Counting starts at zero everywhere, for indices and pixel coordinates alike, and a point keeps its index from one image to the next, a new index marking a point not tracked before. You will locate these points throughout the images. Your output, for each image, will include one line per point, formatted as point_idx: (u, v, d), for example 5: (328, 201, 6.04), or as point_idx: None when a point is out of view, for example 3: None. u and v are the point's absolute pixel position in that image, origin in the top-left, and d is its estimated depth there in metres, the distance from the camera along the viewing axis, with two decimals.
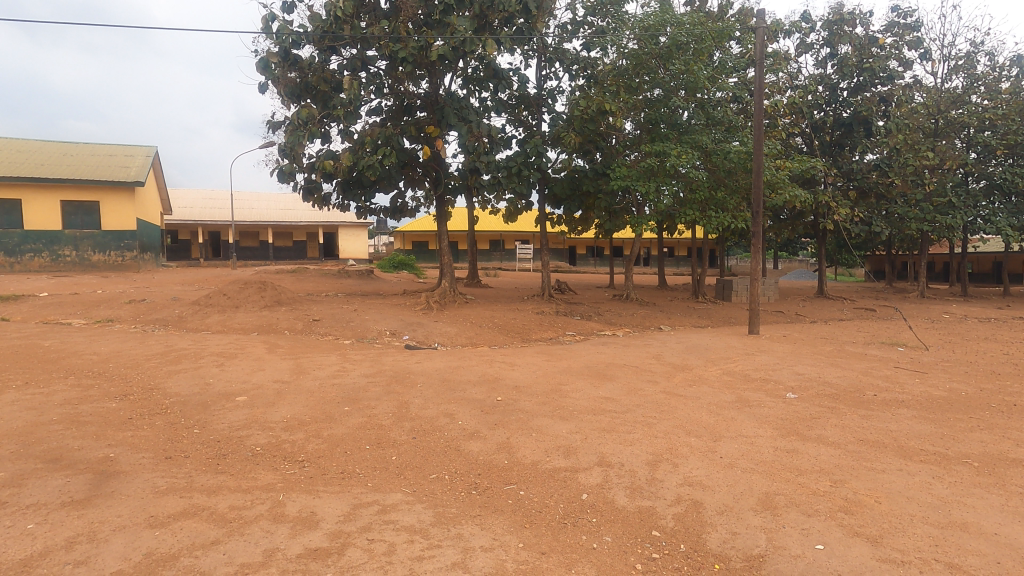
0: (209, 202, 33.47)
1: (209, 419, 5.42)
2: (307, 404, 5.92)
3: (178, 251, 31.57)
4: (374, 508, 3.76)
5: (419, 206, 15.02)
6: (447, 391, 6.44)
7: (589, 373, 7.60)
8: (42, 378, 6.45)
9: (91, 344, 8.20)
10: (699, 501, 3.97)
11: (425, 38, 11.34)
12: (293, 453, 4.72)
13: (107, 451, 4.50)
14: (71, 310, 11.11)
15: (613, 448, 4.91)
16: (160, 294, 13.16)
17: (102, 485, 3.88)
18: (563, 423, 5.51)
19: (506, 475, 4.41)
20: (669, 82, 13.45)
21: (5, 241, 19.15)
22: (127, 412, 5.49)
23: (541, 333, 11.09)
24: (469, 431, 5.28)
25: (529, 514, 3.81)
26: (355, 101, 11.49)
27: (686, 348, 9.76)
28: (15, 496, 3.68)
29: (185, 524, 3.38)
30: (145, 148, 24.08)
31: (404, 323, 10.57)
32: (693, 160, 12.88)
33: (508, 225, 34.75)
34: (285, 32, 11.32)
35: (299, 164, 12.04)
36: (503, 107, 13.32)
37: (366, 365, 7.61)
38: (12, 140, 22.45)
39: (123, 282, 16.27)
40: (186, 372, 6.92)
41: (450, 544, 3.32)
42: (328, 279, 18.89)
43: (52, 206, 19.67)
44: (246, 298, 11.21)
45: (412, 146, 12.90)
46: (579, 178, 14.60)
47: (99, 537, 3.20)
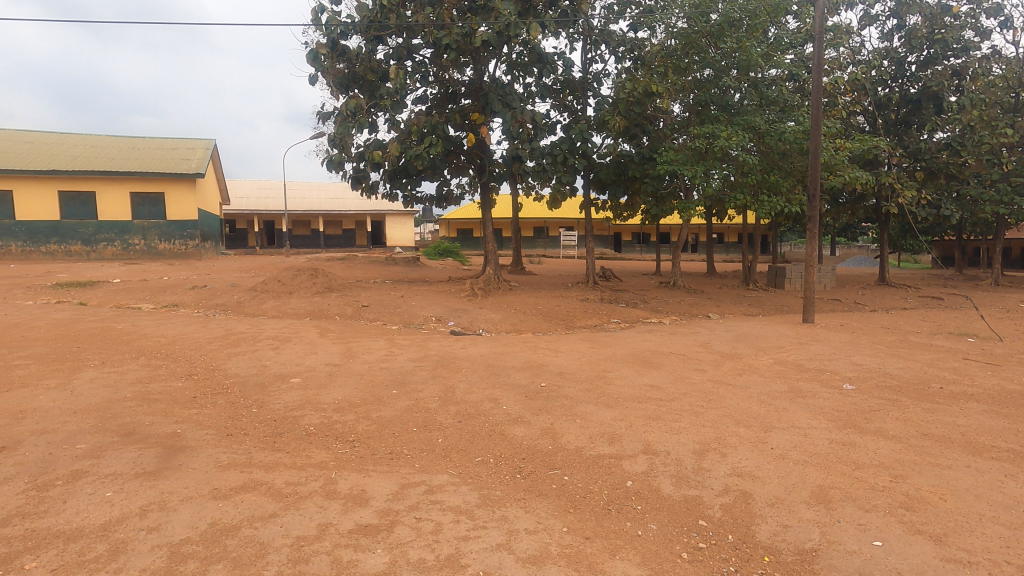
0: (265, 193, 34.80)
1: (266, 399, 5.69)
2: (358, 386, 6.12)
3: (236, 241, 33.01)
4: (420, 488, 3.86)
5: (463, 193, 15.07)
6: (491, 376, 6.52)
7: (634, 361, 7.51)
8: (116, 358, 6.91)
9: (159, 328, 8.71)
10: (748, 492, 3.88)
11: (469, 24, 11.31)
12: (344, 433, 4.89)
13: (174, 427, 4.79)
14: (140, 296, 11.81)
15: (659, 436, 4.85)
16: (220, 281, 13.79)
17: (171, 458, 4.15)
18: (607, 410, 5.47)
19: (550, 460, 4.42)
20: (719, 62, 13.04)
21: (82, 232, 20.51)
22: (191, 391, 5.82)
23: (585, 321, 11.03)
24: (513, 416, 5.33)
25: (574, 499, 3.83)
26: (401, 90, 11.58)
27: (735, 337, 9.50)
28: (95, 466, 3.97)
29: (245, 497, 3.57)
30: (204, 142, 25.27)
31: (449, 310, 10.73)
32: (744, 142, 12.40)
33: (553, 213, 34.69)
34: (334, 23, 11.54)
35: (347, 154, 12.27)
36: (547, 92, 13.19)
37: (413, 350, 7.76)
38: (85, 138, 23.90)
39: (187, 270, 17.14)
40: (245, 354, 7.26)
41: (495, 526, 3.37)
42: (376, 266, 19.35)
43: (122, 198, 20.87)
44: (299, 285, 11.63)
45: (457, 134, 12.95)
46: (624, 163, 14.26)
47: (169, 507, 3.42)
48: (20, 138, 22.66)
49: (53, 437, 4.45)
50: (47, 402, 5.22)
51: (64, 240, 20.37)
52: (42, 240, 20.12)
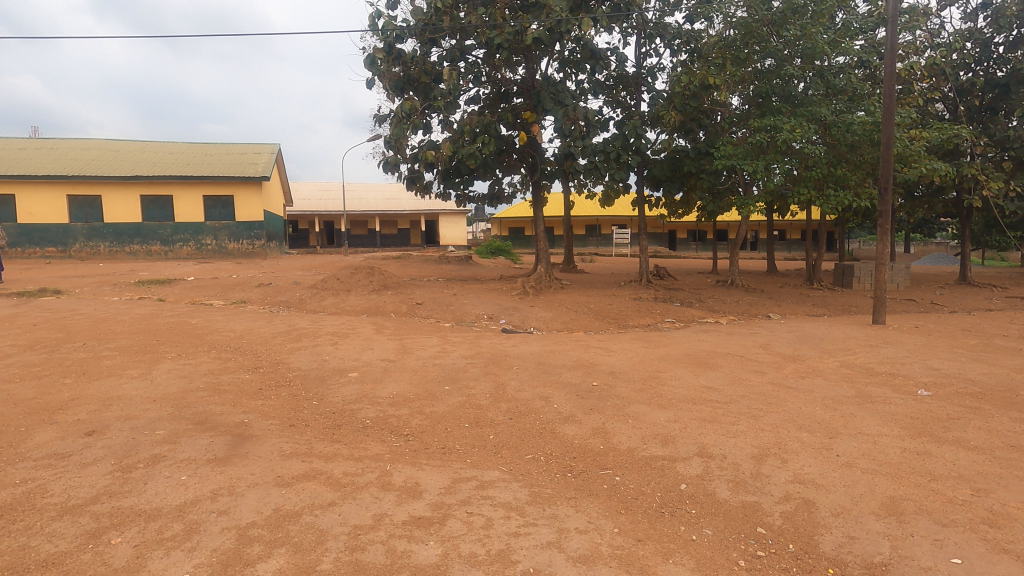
0: (325, 195, 36.18)
1: (326, 392, 5.92)
2: (411, 381, 6.27)
3: (298, 240, 34.51)
4: (472, 483, 3.91)
5: (515, 192, 15.13)
6: (542, 374, 6.52)
7: (689, 361, 7.32)
8: (190, 351, 7.37)
9: (228, 323, 9.23)
10: (811, 500, 3.71)
11: (521, 23, 11.34)
12: (399, 427, 5.01)
13: (242, 417, 5.07)
14: (212, 292, 12.54)
15: (715, 439, 4.70)
16: (283, 279, 14.46)
17: (239, 445, 4.40)
18: (660, 411, 5.37)
19: (602, 460, 4.38)
20: (782, 51, 12.54)
21: (161, 233, 21.95)
22: (257, 383, 6.14)
23: (638, 320, 10.84)
24: (564, 415, 5.31)
25: (625, 500, 3.78)
26: (454, 90, 11.74)
27: (798, 338, 9.08)
28: (171, 451, 4.26)
29: (306, 485, 3.74)
30: (269, 147, 26.51)
31: (501, 308, 10.81)
32: (808, 134, 11.83)
33: (605, 211, 34.30)
34: (390, 27, 11.85)
35: (402, 155, 12.57)
36: (600, 88, 13.03)
37: (465, 347, 7.88)
38: (163, 145, 25.58)
39: (254, 269, 18.05)
40: (306, 349, 7.59)
41: (545, 524, 3.38)
42: (429, 265, 19.73)
43: (196, 202, 22.22)
44: (357, 283, 12.02)
45: (509, 133, 13.01)
46: (680, 159, 13.89)
47: (237, 492, 3.62)
48: (108, 146, 24.51)
49: (136, 423, 4.80)
50: (130, 391, 5.64)
51: (145, 241, 21.86)
52: (126, 241, 21.70)
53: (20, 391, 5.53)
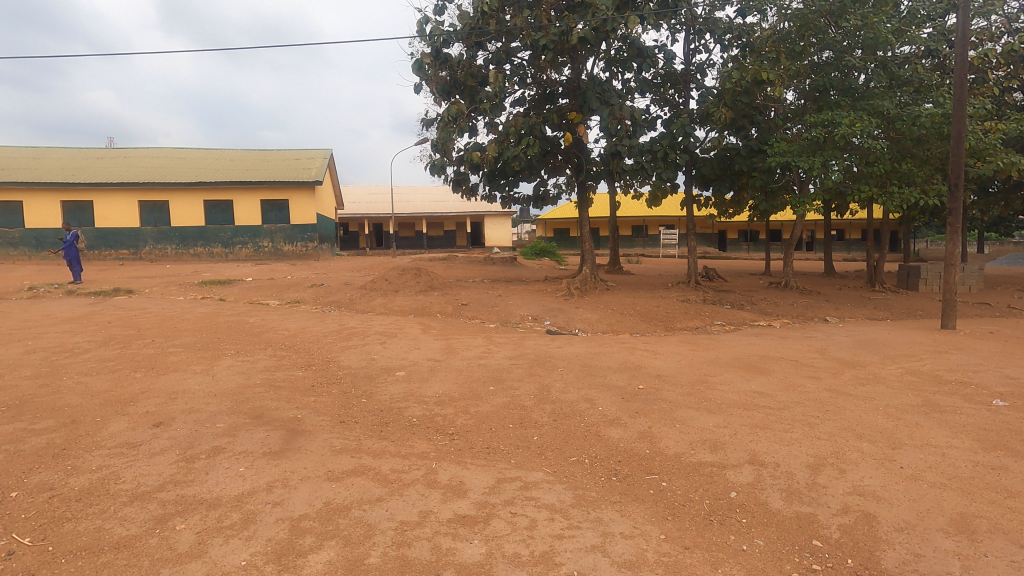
0: (374, 198, 37.13)
1: (374, 390, 6.08)
2: (457, 381, 6.35)
3: (349, 243, 35.55)
4: (516, 483, 3.93)
5: (560, 193, 15.07)
6: (587, 376, 6.47)
7: (739, 365, 7.10)
8: (248, 348, 7.71)
9: (283, 322, 9.61)
10: (872, 513, 3.53)
11: (566, 23, 11.31)
12: (444, 426, 5.09)
13: (295, 412, 5.26)
14: (268, 293, 13.08)
15: (767, 446, 4.54)
16: (335, 280, 14.93)
17: (293, 440, 4.57)
18: (709, 416, 5.22)
19: (648, 464, 4.31)
20: (841, 42, 12.04)
21: (223, 236, 23.07)
22: (310, 380, 6.37)
23: (686, 322, 10.60)
24: (610, 418, 5.24)
25: (672, 506, 3.70)
26: (500, 92, 11.81)
27: (857, 343, 8.64)
28: (230, 444, 4.47)
29: (355, 481, 3.84)
30: (322, 152, 27.45)
31: (546, 309, 10.80)
32: (870, 128, 11.26)
33: (652, 211, 33.71)
34: (437, 33, 12.05)
35: (449, 158, 12.73)
36: (647, 87, 12.82)
37: (510, 348, 7.91)
38: (225, 152, 26.90)
39: (307, 270, 18.72)
40: (355, 348, 7.81)
41: (590, 527, 3.35)
42: (474, 266, 19.91)
43: (254, 206, 23.25)
44: (404, 284, 12.27)
45: (554, 134, 12.97)
46: (730, 157, 13.50)
47: (290, 485, 3.77)
48: (175, 155, 25.97)
49: (198, 416, 5.07)
50: (193, 385, 5.95)
51: (208, 243, 23.02)
52: (190, 243, 22.89)
53: (96, 384, 5.93)
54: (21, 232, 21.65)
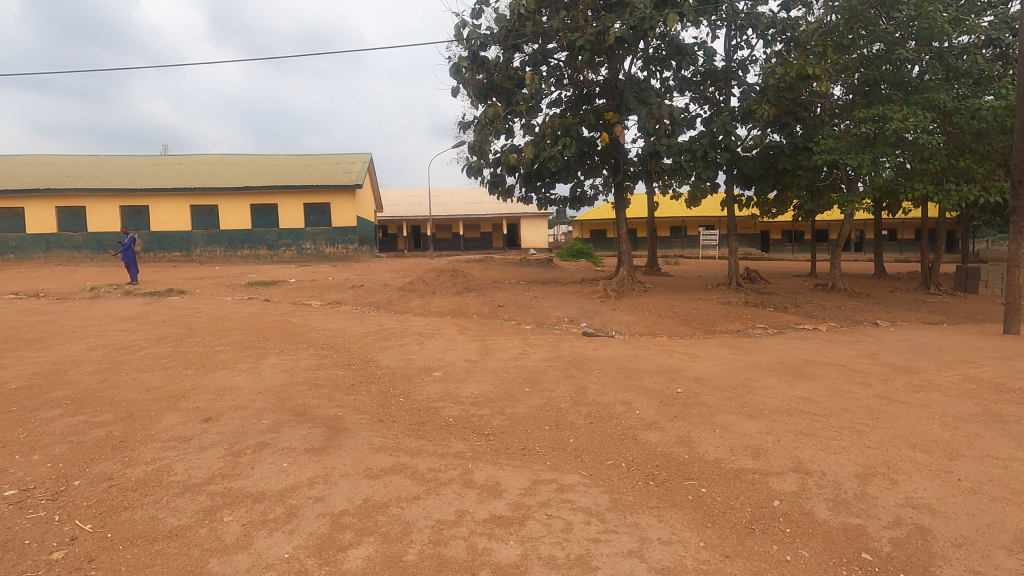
0: (412, 201, 37.72)
1: (412, 390, 6.17)
2: (493, 382, 6.38)
3: (388, 245, 36.23)
4: (552, 485, 3.92)
5: (597, 194, 14.96)
6: (624, 379, 6.39)
7: (783, 370, 6.88)
8: (292, 347, 7.96)
9: (325, 322, 9.87)
10: (926, 527, 3.37)
11: (603, 23, 11.25)
12: (480, 426, 5.12)
13: (336, 410, 5.40)
14: (310, 294, 13.45)
15: (813, 454, 4.39)
16: (374, 281, 15.23)
17: (334, 437, 4.69)
18: (751, 421, 5.09)
19: (687, 470, 4.22)
20: (893, 34, 11.58)
21: (268, 238, 23.85)
22: (350, 379, 6.52)
23: (726, 325, 10.35)
24: (647, 421, 5.17)
25: (711, 513, 3.62)
26: (536, 94, 11.82)
27: (911, 348, 8.24)
28: (275, 439, 4.62)
29: (393, 478, 3.91)
30: (362, 156, 28.08)
31: (582, 311, 10.73)
32: (924, 123, 10.75)
33: (691, 212, 33.08)
34: (475, 36, 12.15)
35: (485, 160, 12.81)
36: (687, 85, 12.59)
37: (546, 349, 7.90)
38: (270, 157, 27.83)
39: (347, 271, 19.16)
40: (394, 348, 7.95)
41: (626, 532, 3.31)
42: (511, 268, 19.98)
43: (298, 209, 23.97)
44: (441, 285, 12.41)
45: (591, 135, 12.89)
46: (774, 155, 13.13)
47: (330, 481, 3.86)
48: (223, 161, 27.03)
49: (245, 412, 5.26)
50: (240, 382, 6.18)
51: (254, 245, 23.83)
52: (238, 246, 23.75)
53: (151, 380, 6.23)
54: (84, 235, 22.86)
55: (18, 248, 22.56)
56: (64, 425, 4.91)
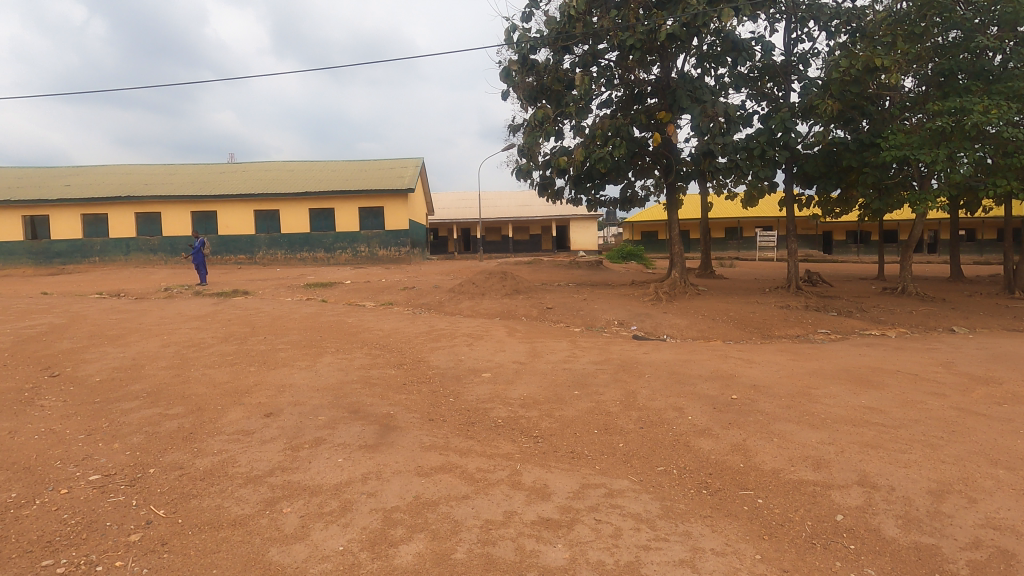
0: (463, 204, 38.26)
1: (462, 390, 6.25)
2: (541, 385, 6.37)
3: (439, 247, 36.88)
4: (600, 490, 3.87)
5: (648, 195, 14.69)
6: (676, 384, 6.24)
7: (847, 378, 6.53)
8: (347, 347, 8.22)
9: (378, 322, 10.15)
10: (1009, 552, 3.12)
11: (655, 21, 11.06)
12: (529, 428, 5.13)
13: (389, 409, 5.54)
14: (364, 295, 13.86)
15: (880, 467, 4.15)
16: (425, 283, 15.57)
17: (386, 435, 4.81)
18: (812, 431, 4.86)
19: (742, 479, 4.08)
20: (972, 20, 10.93)
21: (325, 241, 24.76)
22: (402, 378, 6.68)
23: (785, 330, 9.94)
24: (700, 428, 5.02)
25: (768, 525, 3.48)
26: (586, 95, 11.74)
27: (992, 357, 7.65)
28: (330, 435, 4.79)
29: (443, 477, 3.98)
30: (414, 161, 28.71)
31: (632, 314, 10.57)
32: (1008, 113, 9.97)
33: (748, 212, 31.99)
34: (524, 39, 12.21)
35: (535, 162, 12.83)
36: (743, 81, 12.18)
37: (595, 353, 7.82)
38: (327, 163, 28.90)
39: (399, 273, 19.65)
40: (444, 348, 8.09)
41: (678, 540, 3.23)
42: (560, 270, 19.92)
43: (353, 213, 24.78)
44: (491, 288, 12.51)
45: (642, 135, 12.67)
46: (837, 153, 12.53)
47: (383, 477, 3.96)
48: (285, 168, 28.27)
49: (303, 408, 5.47)
50: (299, 380, 6.45)
51: (313, 248, 24.78)
52: (298, 249, 24.78)
53: (218, 376, 6.59)
54: (159, 239, 24.41)
55: (102, 251, 24.34)
56: (141, 416, 5.27)
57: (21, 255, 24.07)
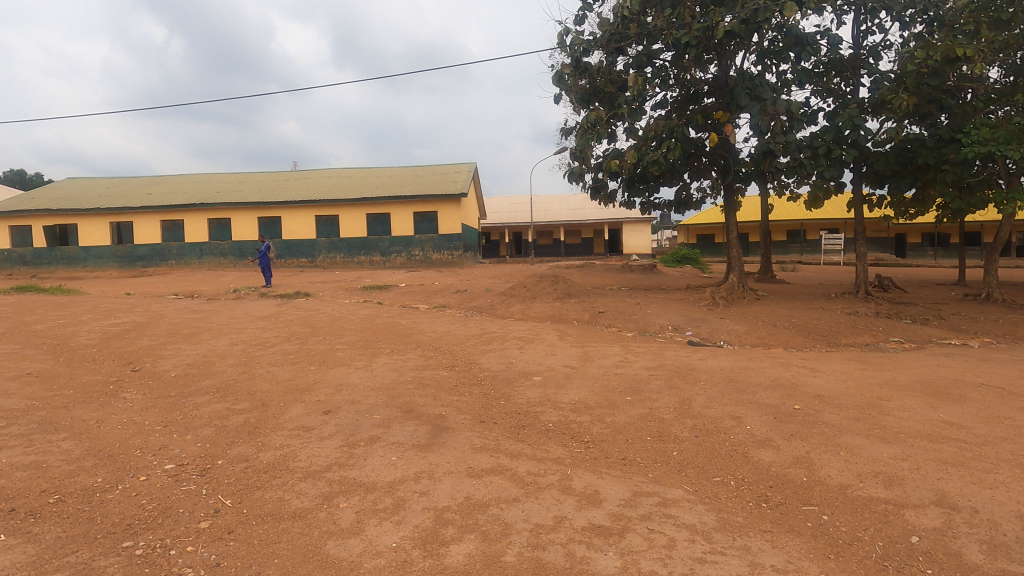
0: (515, 208, 38.48)
1: (512, 393, 6.27)
2: (593, 389, 6.31)
3: (491, 251, 37.24)
4: (654, 499, 3.78)
5: (704, 196, 14.28)
6: (734, 392, 6.03)
7: (923, 390, 6.11)
8: (402, 348, 8.42)
9: (431, 325, 10.33)
10: None
11: (713, 18, 10.76)
12: (580, 433, 5.08)
13: (441, 409, 5.63)
14: (418, 297, 14.16)
15: (961, 487, 3.86)
16: (478, 286, 15.73)
17: (438, 435, 4.89)
18: (882, 445, 4.57)
19: (805, 493, 3.89)
20: None
21: (381, 245, 25.48)
22: (454, 380, 6.77)
23: (853, 338, 9.40)
24: (759, 438, 4.83)
25: (834, 543, 3.30)
26: (639, 96, 11.56)
27: None
28: (384, 434, 4.91)
29: (493, 479, 4.00)
30: (467, 166, 29.14)
31: (687, 319, 10.29)
32: None
33: (812, 214, 30.56)
34: (577, 42, 12.17)
35: (588, 165, 12.74)
36: (807, 77, 11.65)
37: (648, 358, 7.66)
38: (384, 169, 29.77)
39: (452, 276, 19.96)
40: (496, 351, 8.14)
41: (735, 554, 3.11)
42: (612, 274, 19.68)
43: (408, 218, 25.41)
44: (542, 291, 12.50)
45: (698, 136, 12.34)
46: (912, 150, 11.77)
47: (435, 477, 4.03)
48: (344, 174, 29.31)
49: (359, 407, 5.65)
50: (356, 379, 6.66)
51: (369, 252, 25.56)
52: (355, 253, 25.61)
53: (281, 374, 6.90)
54: (229, 244, 25.84)
55: (178, 255, 25.99)
56: (212, 410, 5.59)
57: (108, 258, 26.02)
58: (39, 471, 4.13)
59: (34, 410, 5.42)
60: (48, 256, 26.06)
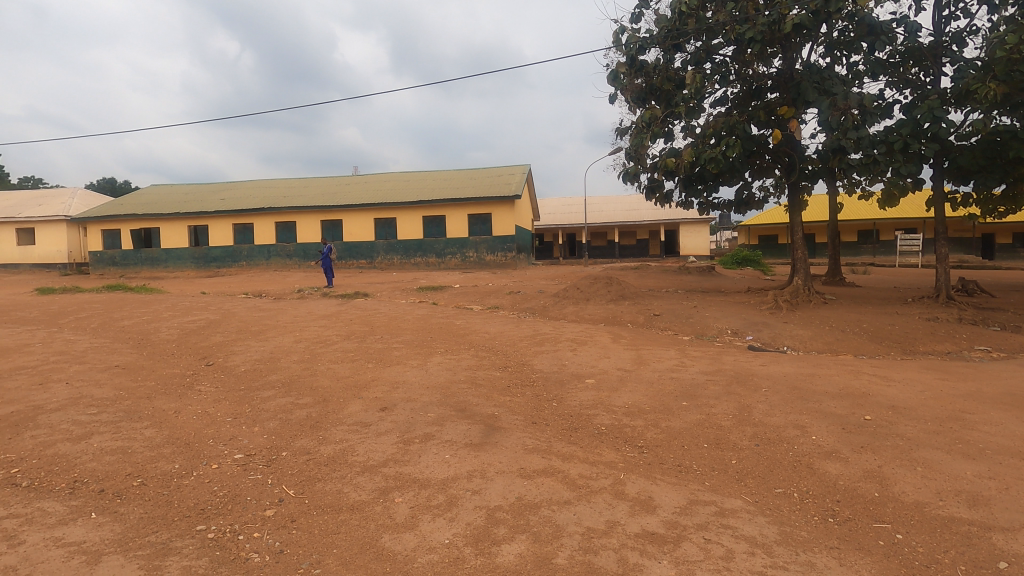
0: (569, 209, 38.29)
1: (565, 395, 6.24)
2: (647, 393, 6.19)
3: (544, 253, 37.21)
4: (711, 508, 3.66)
5: (767, 196, 13.71)
6: (797, 400, 5.75)
7: (1014, 403, 5.61)
8: (456, 348, 8.55)
9: (485, 326, 10.43)
10: None
11: (778, 10, 10.32)
12: (633, 438, 4.99)
13: (494, 409, 5.68)
14: (473, 298, 14.32)
15: None
16: (531, 288, 15.77)
17: (490, 435, 4.93)
18: (965, 462, 4.24)
19: (877, 510, 3.66)
20: None
21: (437, 247, 26.00)
22: (507, 381, 6.81)
23: (931, 346, 8.77)
24: (826, 450, 4.58)
25: (910, 565, 3.09)
26: (697, 93, 11.23)
27: None
28: (438, 432, 4.99)
29: (544, 481, 3.99)
30: (521, 168, 29.32)
31: (748, 323, 9.90)
32: None
33: (885, 213, 28.80)
34: (633, 40, 11.97)
35: (643, 165, 12.50)
36: (881, 68, 10.98)
37: (705, 363, 7.43)
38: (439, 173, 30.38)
39: (505, 278, 20.05)
40: (548, 353, 8.13)
41: (799, 571, 2.97)
42: (668, 276, 19.20)
43: (463, 220, 25.81)
44: (596, 293, 12.37)
45: (761, 132, 11.87)
46: (1001, 143, 10.86)
47: (487, 476, 4.06)
48: (402, 178, 30.13)
49: (414, 404, 5.78)
50: (411, 378, 6.82)
51: (425, 253, 26.10)
52: (412, 254, 26.22)
53: (341, 371, 7.16)
54: (294, 246, 27.06)
55: (248, 256, 27.46)
56: (277, 404, 5.88)
57: (185, 259, 27.80)
58: (125, 456, 4.47)
59: (121, 400, 5.87)
60: (134, 258, 28.13)
